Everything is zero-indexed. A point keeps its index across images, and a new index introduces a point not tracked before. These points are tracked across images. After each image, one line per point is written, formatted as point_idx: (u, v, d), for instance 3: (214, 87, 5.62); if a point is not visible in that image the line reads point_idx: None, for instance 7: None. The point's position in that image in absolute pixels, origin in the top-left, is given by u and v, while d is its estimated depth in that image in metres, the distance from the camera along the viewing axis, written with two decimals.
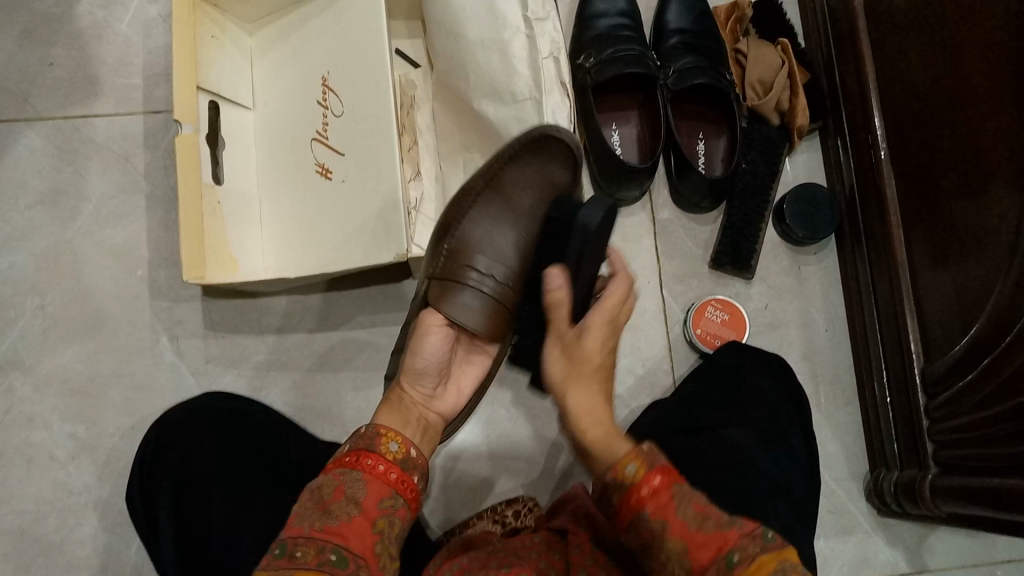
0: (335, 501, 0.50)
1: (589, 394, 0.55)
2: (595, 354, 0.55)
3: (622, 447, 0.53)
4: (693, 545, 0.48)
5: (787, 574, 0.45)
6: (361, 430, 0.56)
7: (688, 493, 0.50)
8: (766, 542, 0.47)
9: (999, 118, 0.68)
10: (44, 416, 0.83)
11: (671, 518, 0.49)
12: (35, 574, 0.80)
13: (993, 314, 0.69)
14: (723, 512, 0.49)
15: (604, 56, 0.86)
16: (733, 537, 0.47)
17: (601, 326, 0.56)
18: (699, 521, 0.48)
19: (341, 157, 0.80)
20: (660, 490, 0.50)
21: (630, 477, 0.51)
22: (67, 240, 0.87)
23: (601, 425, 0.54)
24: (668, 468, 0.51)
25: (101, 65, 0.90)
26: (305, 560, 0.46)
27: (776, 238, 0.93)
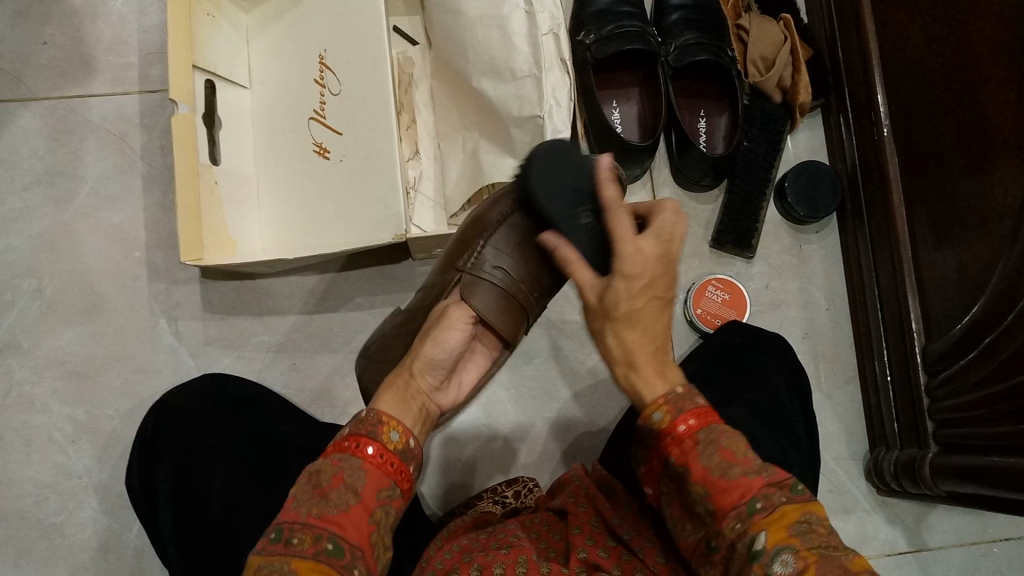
0: (333, 488, 0.48)
1: (639, 339, 0.51)
2: (638, 300, 0.51)
3: (658, 388, 0.51)
4: (715, 492, 0.46)
5: (810, 526, 0.43)
6: (362, 415, 0.53)
7: (716, 437, 0.48)
8: (794, 494, 0.45)
9: (1004, 94, 0.67)
10: (44, 398, 0.83)
11: (694, 464, 0.47)
12: (37, 555, 0.81)
13: (997, 293, 0.68)
14: (752, 458, 0.47)
15: (605, 32, 0.85)
16: (758, 485, 0.45)
17: (637, 263, 0.50)
18: (722, 468, 0.46)
19: (339, 138, 0.79)
20: (688, 435, 0.48)
21: (658, 423, 0.50)
22: (63, 221, 0.86)
23: (653, 357, 0.51)
24: (703, 411, 0.49)
25: (96, 44, 0.89)
26: (301, 547, 0.45)
27: (777, 217, 0.92)
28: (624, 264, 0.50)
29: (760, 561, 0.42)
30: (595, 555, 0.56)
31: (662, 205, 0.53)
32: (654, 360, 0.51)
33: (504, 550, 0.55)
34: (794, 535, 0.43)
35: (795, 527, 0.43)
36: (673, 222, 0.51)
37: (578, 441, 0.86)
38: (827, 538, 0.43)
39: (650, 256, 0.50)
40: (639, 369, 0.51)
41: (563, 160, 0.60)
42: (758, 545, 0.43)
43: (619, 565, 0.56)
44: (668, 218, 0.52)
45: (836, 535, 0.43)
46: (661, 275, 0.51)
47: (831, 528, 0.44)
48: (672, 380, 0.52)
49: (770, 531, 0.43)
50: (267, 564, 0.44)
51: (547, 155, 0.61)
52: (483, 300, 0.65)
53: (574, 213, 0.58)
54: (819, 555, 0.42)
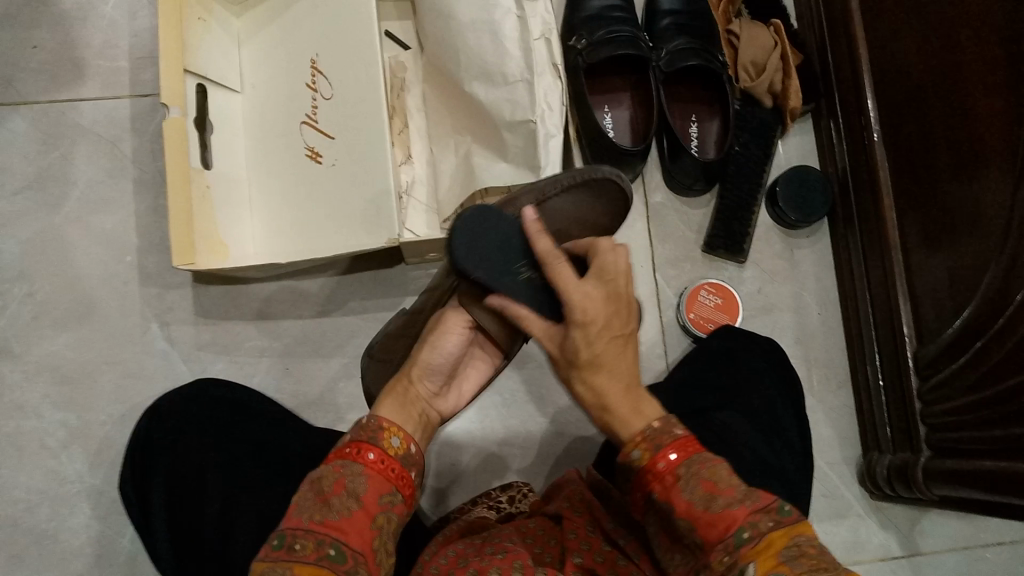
0: (335, 495, 0.48)
1: (613, 384, 0.52)
2: (600, 345, 0.52)
3: (637, 423, 0.51)
4: (701, 525, 0.46)
5: (799, 549, 0.44)
6: (364, 420, 0.54)
7: (696, 469, 0.48)
8: (782, 517, 0.46)
9: (994, 100, 0.67)
10: (35, 404, 0.82)
11: (677, 500, 0.48)
12: (28, 563, 0.80)
13: (987, 297, 0.69)
14: (736, 485, 0.47)
15: (596, 38, 0.85)
16: (744, 514, 0.46)
17: (587, 308, 0.51)
18: (705, 501, 0.47)
19: (331, 142, 0.79)
20: (668, 471, 0.49)
21: (637, 461, 0.50)
22: (54, 226, 0.86)
23: (627, 394, 0.52)
24: (683, 442, 0.50)
25: (86, 48, 0.88)
26: (303, 554, 0.45)
27: (769, 222, 0.92)
28: (576, 312, 0.51)
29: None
30: (590, 561, 0.56)
31: (596, 245, 0.55)
32: (630, 396, 0.52)
33: (498, 556, 0.55)
34: (784, 561, 0.43)
35: (783, 554, 0.44)
36: (614, 259, 0.53)
37: (571, 445, 0.86)
38: (816, 559, 0.43)
39: (602, 294, 0.52)
40: (615, 409, 0.52)
41: (488, 217, 0.57)
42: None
43: (614, 569, 0.56)
44: (608, 257, 0.54)
45: (827, 554, 0.44)
46: (617, 314, 0.52)
47: (821, 548, 0.44)
48: (649, 414, 0.52)
49: (759, 560, 0.44)
50: (270, 570, 0.44)
51: (477, 216, 0.57)
52: (484, 320, 0.60)
53: (507, 270, 0.57)
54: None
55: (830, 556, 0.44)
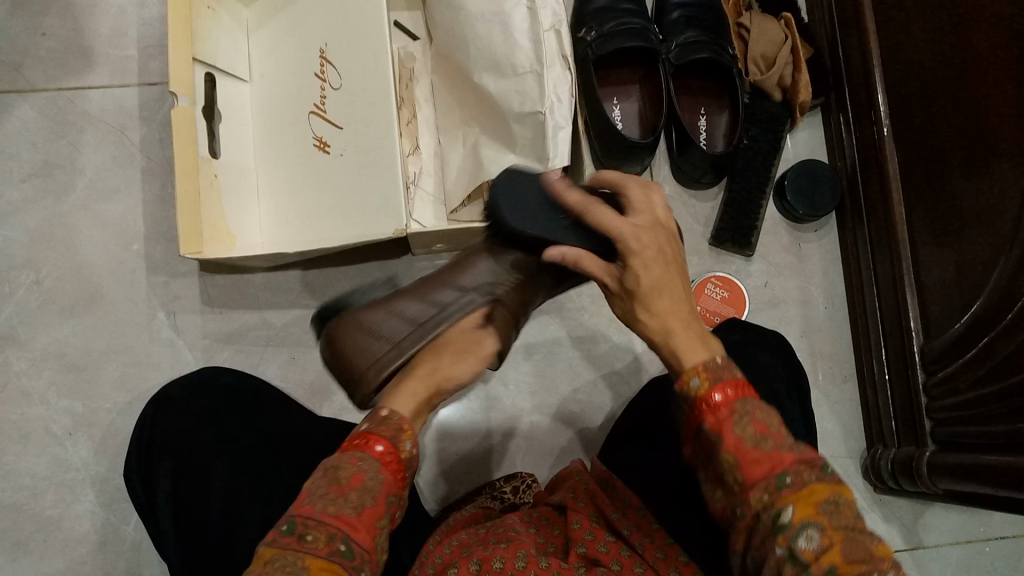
0: (352, 489, 0.48)
1: (675, 320, 0.51)
2: (654, 273, 0.52)
3: (698, 356, 0.49)
4: (746, 461, 0.45)
5: (839, 505, 0.42)
6: (382, 413, 0.52)
7: (751, 410, 0.46)
8: (825, 474, 0.44)
9: (1004, 95, 0.67)
10: (41, 391, 0.83)
11: (727, 433, 0.46)
12: (33, 548, 0.80)
13: (995, 293, 0.68)
14: (787, 435, 0.46)
15: (606, 29, 0.85)
16: (790, 461, 0.44)
17: (640, 236, 0.52)
18: (756, 440, 0.45)
19: (340, 131, 0.79)
20: (723, 405, 0.46)
21: (694, 389, 0.48)
22: (61, 214, 0.86)
23: (689, 328, 0.51)
24: (741, 381, 0.48)
25: (94, 36, 0.88)
26: (315, 546, 0.44)
27: (776, 216, 0.92)
28: (629, 240, 0.52)
29: (785, 535, 0.41)
30: (594, 551, 0.56)
31: (622, 185, 0.57)
32: (697, 332, 0.51)
33: (501, 545, 0.55)
34: (823, 513, 0.42)
35: (822, 505, 0.42)
36: (644, 192, 0.56)
37: (577, 437, 0.87)
38: (854, 521, 0.42)
39: (648, 222, 0.54)
40: (676, 336, 0.51)
41: (517, 182, 0.60)
42: (784, 518, 0.42)
43: (619, 560, 0.55)
44: (638, 191, 0.56)
45: (862, 519, 0.42)
46: (665, 239, 0.54)
47: (857, 512, 0.43)
48: (715, 350, 0.50)
49: (798, 506, 0.42)
50: (279, 557, 0.43)
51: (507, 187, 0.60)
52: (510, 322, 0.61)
53: (548, 225, 0.58)
54: (846, 536, 0.41)
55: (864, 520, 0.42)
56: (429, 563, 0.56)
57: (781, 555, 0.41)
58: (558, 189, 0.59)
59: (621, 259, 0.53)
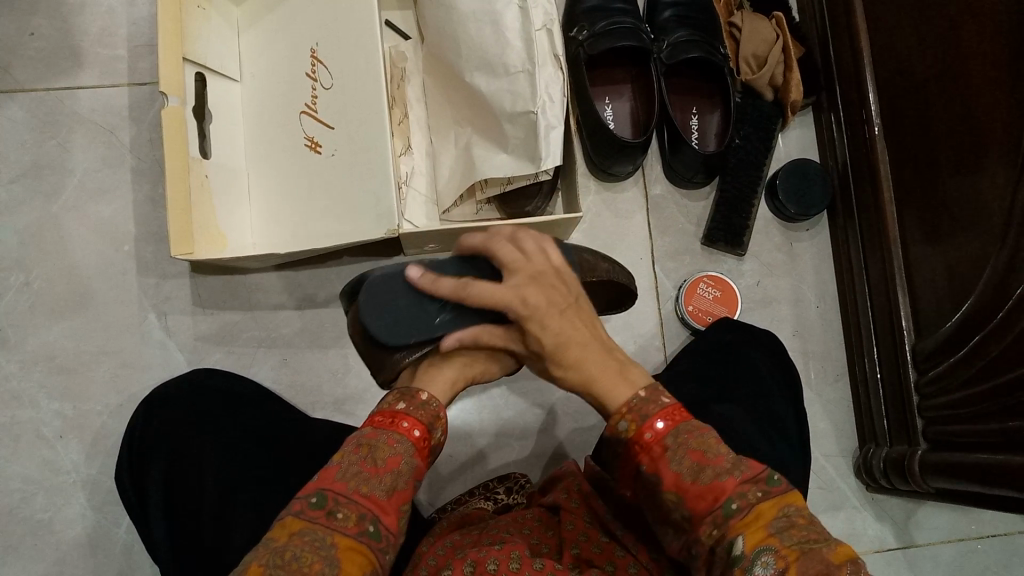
0: (387, 470, 0.48)
1: (588, 368, 0.53)
2: (557, 334, 0.52)
3: (618, 395, 0.52)
4: (690, 497, 0.47)
5: (787, 520, 0.44)
6: (422, 395, 0.53)
7: (684, 439, 0.49)
8: (770, 487, 0.46)
9: (995, 93, 0.67)
10: (32, 393, 0.82)
11: (664, 471, 0.48)
12: (24, 551, 0.80)
13: (986, 292, 0.69)
14: (724, 454, 0.48)
15: (598, 29, 0.84)
16: (732, 485, 0.46)
17: (527, 296, 0.51)
18: (693, 473, 0.47)
19: (331, 132, 0.79)
20: (655, 441, 0.49)
21: (624, 431, 0.51)
22: (51, 215, 0.85)
23: (607, 369, 0.53)
24: (669, 411, 0.50)
25: (84, 36, 0.88)
26: (345, 523, 0.45)
27: (768, 215, 0.92)
28: (521, 310, 0.51)
29: (740, 566, 0.43)
30: (588, 552, 0.56)
31: (489, 246, 0.54)
32: (615, 369, 0.53)
33: (495, 547, 0.55)
34: (772, 534, 0.43)
35: (770, 525, 0.44)
36: (510, 248, 0.54)
37: (569, 437, 0.87)
38: (804, 531, 0.43)
39: (529, 270, 0.53)
40: (600, 383, 0.52)
41: (387, 283, 0.56)
42: (736, 550, 0.44)
43: (613, 562, 0.56)
44: (505, 250, 0.54)
45: (816, 524, 0.44)
46: (552, 286, 0.53)
47: (808, 519, 0.44)
48: (637, 381, 0.53)
49: (747, 534, 0.44)
50: (309, 530, 0.44)
51: (376, 288, 0.56)
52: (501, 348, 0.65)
53: (426, 321, 0.55)
54: (800, 551, 0.42)
55: (816, 525, 0.44)
56: (422, 565, 0.57)
57: None
58: (422, 282, 0.54)
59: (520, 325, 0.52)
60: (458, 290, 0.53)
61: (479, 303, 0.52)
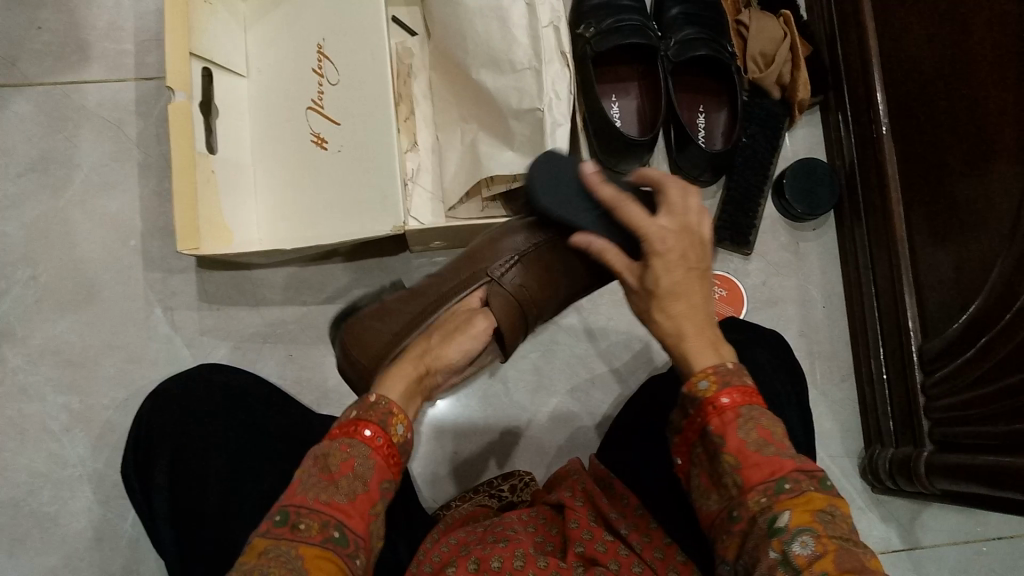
0: (342, 475, 0.48)
1: (679, 320, 0.52)
2: (670, 282, 0.52)
3: (706, 358, 0.50)
4: (747, 466, 0.45)
5: (834, 517, 0.42)
6: (371, 400, 0.52)
7: (756, 415, 0.47)
8: (823, 485, 0.44)
9: (1003, 94, 0.67)
10: (38, 387, 0.82)
11: (730, 434, 0.46)
12: (30, 544, 0.80)
13: (994, 293, 0.69)
14: (788, 443, 0.46)
15: (605, 26, 0.84)
16: (792, 467, 0.44)
17: (663, 238, 0.53)
18: (758, 445, 0.46)
19: (338, 128, 0.79)
20: (729, 408, 0.47)
21: (701, 391, 0.48)
22: (57, 209, 0.85)
23: (701, 331, 0.51)
24: (748, 390, 0.48)
25: (91, 30, 0.88)
26: (308, 534, 0.45)
27: (775, 214, 0.92)
28: (654, 244, 0.53)
29: (779, 538, 0.41)
30: (593, 550, 0.56)
31: (664, 182, 0.55)
32: (708, 335, 0.51)
33: (501, 545, 0.55)
34: (818, 520, 0.42)
35: (818, 512, 0.42)
36: (683, 196, 0.55)
37: (574, 434, 0.86)
38: (848, 532, 0.42)
39: (682, 218, 0.53)
40: (690, 340, 0.51)
41: (558, 167, 0.61)
42: (780, 522, 0.42)
43: (617, 560, 0.56)
44: (674, 195, 0.55)
45: (858, 534, 0.42)
46: (693, 245, 0.53)
47: (852, 526, 0.43)
48: (724, 356, 0.51)
49: (795, 511, 0.42)
50: (274, 547, 0.44)
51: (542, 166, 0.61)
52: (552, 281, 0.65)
53: (578, 212, 0.59)
54: (839, 546, 0.40)
55: (854, 535, 0.42)
56: (426, 563, 0.57)
57: (774, 559, 0.41)
58: (591, 177, 0.59)
59: (645, 259, 0.54)
60: (614, 198, 0.56)
61: (626, 220, 0.55)
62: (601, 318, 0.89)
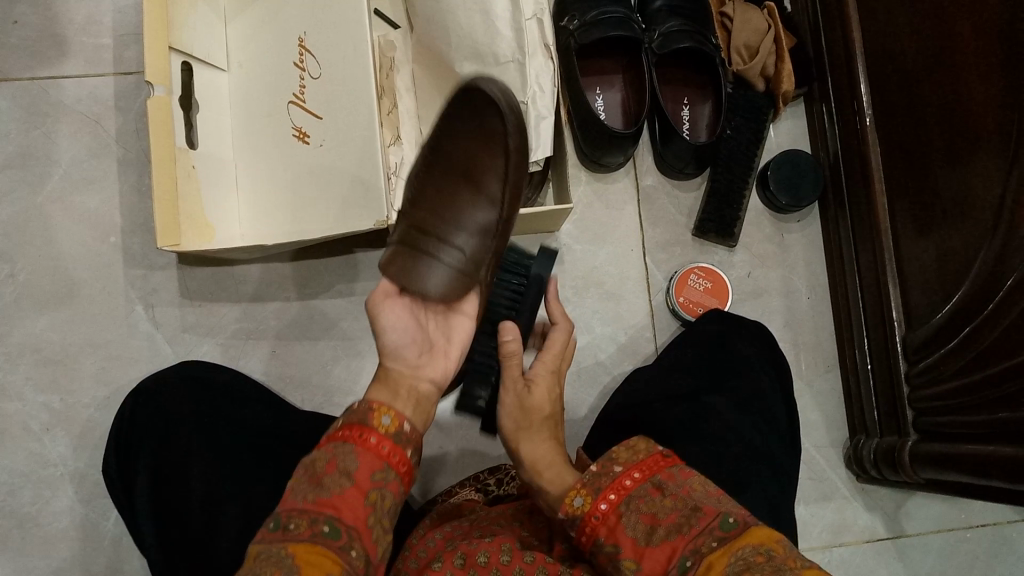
0: (327, 474, 0.50)
1: (542, 444, 0.59)
2: (544, 404, 0.63)
3: (568, 479, 0.56)
4: (645, 560, 0.48)
5: (742, 563, 0.44)
6: (353, 405, 0.54)
7: (635, 506, 0.50)
8: (725, 531, 0.46)
9: (985, 84, 0.67)
10: (17, 386, 0.82)
11: (623, 538, 0.49)
12: (12, 544, 0.79)
13: (978, 281, 0.68)
14: (675, 511, 0.49)
15: (589, 18, 0.83)
16: (684, 543, 0.47)
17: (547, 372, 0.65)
18: (647, 534, 0.49)
19: (319, 122, 0.78)
20: (609, 512, 0.51)
21: (578, 508, 0.52)
22: (36, 206, 0.84)
23: (554, 461, 0.58)
24: (619, 484, 0.52)
25: (68, 24, 0.86)
26: (298, 532, 0.47)
27: (759, 206, 0.92)
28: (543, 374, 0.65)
29: None
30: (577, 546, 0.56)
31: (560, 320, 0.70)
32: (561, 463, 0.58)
33: (485, 540, 0.54)
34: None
35: (726, 567, 0.44)
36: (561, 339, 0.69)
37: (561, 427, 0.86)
38: (759, 570, 0.43)
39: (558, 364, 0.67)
40: (547, 470, 0.57)
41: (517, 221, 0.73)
42: None
43: None
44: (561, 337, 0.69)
45: (775, 557, 0.44)
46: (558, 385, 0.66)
47: (770, 551, 0.44)
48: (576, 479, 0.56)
49: None
50: (265, 551, 0.47)
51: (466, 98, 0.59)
52: (496, 173, 0.60)
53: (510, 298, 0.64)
54: None
55: (775, 560, 0.43)
56: (412, 559, 0.56)
57: None
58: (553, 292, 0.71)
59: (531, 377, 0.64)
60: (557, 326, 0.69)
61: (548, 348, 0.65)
62: (587, 311, 0.88)
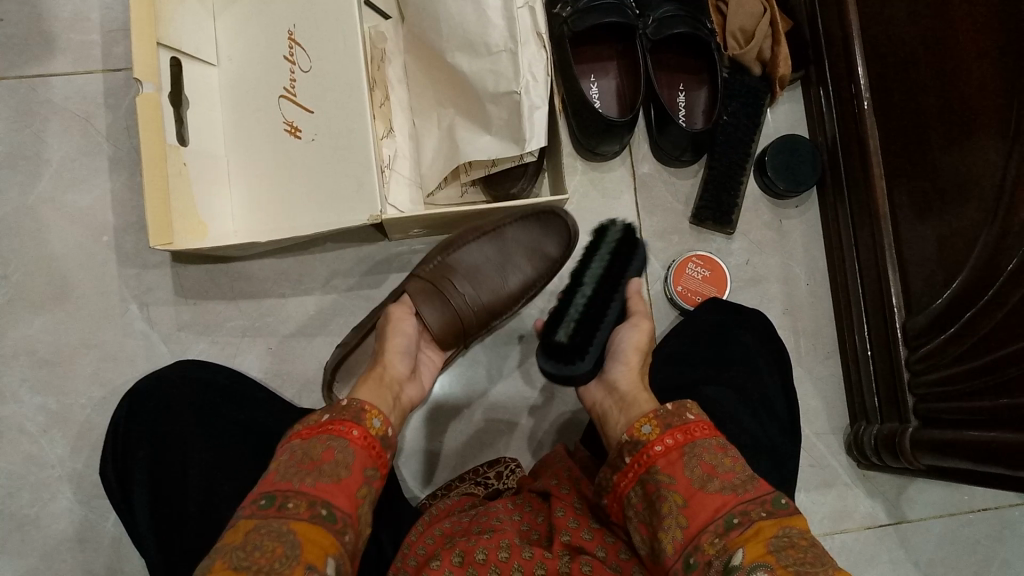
0: (325, 461, 0.50)
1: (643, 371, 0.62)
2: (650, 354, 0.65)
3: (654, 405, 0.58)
4: (693, 501, 0.49)
5: (788, 539, 0.46)
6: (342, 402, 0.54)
7: (699, 452, 0.52)
8: (775, 509, 0.48)
9: (982, 65, 0.66)
10: (14, 387, 0.81)
11: (680, 475, 0.51)
12: (12, 546, 0.79)
13: (980, 263, 0.67)
14: (732, 472, 0.51)
15: (581, 4, 0.81)
16: (735, 501, 0.49)
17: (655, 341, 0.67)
18: (703, 480, 0.50)
19: (309, 115, 0.77)
20: (672, 447, 0.53)
21: (646, 434, 0.54)
22: (27, 206, 0.84)
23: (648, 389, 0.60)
24: (688, 428, 0.54)
25: (55, 21, 0.86)
26: (296, 511, 0.47)
27: (757, 192, 0.92)
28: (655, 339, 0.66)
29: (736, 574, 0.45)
30: (579, 539, 0.55)
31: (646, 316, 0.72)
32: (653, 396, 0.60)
33: (486, 537, 0.54)
34: (771, 550, 0.45)
35: (770, 540, 0.46)
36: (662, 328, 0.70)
37: (560, 420, 0.86)
38: (802, 552, 0.45)
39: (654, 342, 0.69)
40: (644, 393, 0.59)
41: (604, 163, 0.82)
42: (735, 561, 0.45)
43: (603, 547, 0.55)
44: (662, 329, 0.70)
45: (816, 547, 0.46)
46: None
47: (811, 539, 0.46)
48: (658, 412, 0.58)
49: (747, 546, 0.46)
50: (264, 524, 0.46)
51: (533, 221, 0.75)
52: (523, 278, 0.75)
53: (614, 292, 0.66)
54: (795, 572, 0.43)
55: (818, 548, 0.46)
56: (411, 556, 0.56)
57: None
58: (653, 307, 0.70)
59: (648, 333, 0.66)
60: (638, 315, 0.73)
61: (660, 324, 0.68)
62: None
